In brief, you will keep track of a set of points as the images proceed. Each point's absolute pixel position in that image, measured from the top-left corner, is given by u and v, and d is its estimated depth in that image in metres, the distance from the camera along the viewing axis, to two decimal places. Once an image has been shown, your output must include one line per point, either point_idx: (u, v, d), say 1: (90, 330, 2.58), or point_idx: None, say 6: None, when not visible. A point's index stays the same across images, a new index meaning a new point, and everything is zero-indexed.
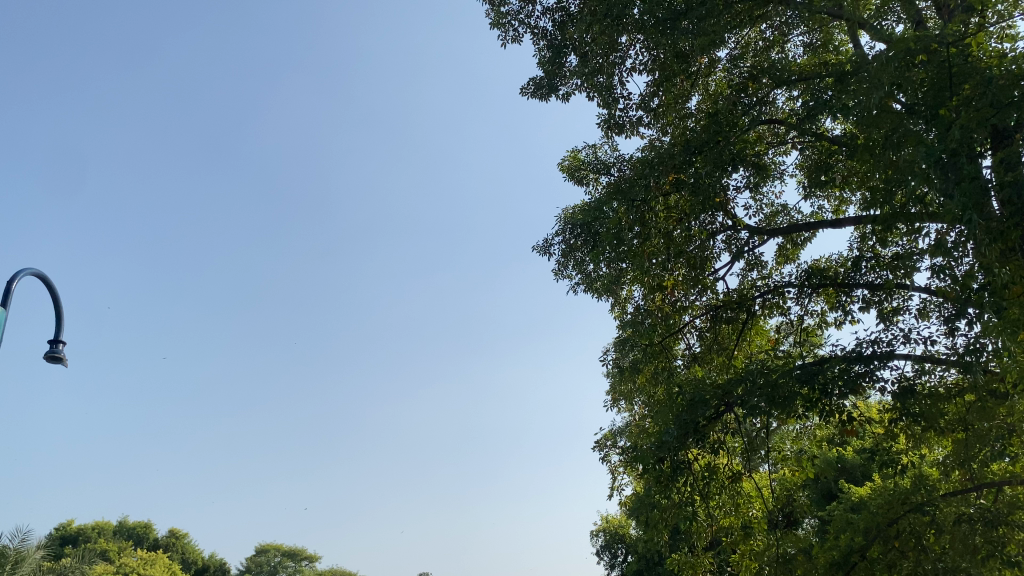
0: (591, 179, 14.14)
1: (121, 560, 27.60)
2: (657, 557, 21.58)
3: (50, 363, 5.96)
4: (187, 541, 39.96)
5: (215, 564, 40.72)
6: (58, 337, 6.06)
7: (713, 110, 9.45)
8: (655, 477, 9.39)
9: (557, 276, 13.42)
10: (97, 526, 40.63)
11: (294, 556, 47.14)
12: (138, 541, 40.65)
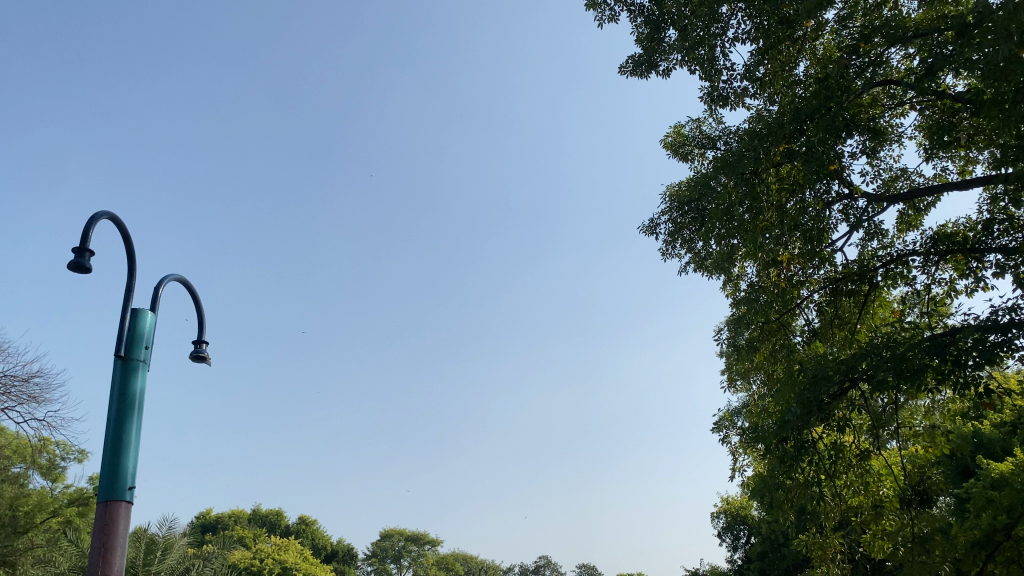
0: (696, 154, 13.84)
1: (258, 545, 29.10)
2: (782, 538, 21.05)
3: (195, 362, 6.31)
4: (316, 528, 41.75)
5: (342, 548, 42.32)
6: (200, 337, 6.39)
7: (822, 75, 9.09)
8: (778, 457, 9.14)
9: (665, 256, 13.21)
10: (233, 514, 42.94)
11: (417, 541, 48.52)
12: (271, 527, 42.78)
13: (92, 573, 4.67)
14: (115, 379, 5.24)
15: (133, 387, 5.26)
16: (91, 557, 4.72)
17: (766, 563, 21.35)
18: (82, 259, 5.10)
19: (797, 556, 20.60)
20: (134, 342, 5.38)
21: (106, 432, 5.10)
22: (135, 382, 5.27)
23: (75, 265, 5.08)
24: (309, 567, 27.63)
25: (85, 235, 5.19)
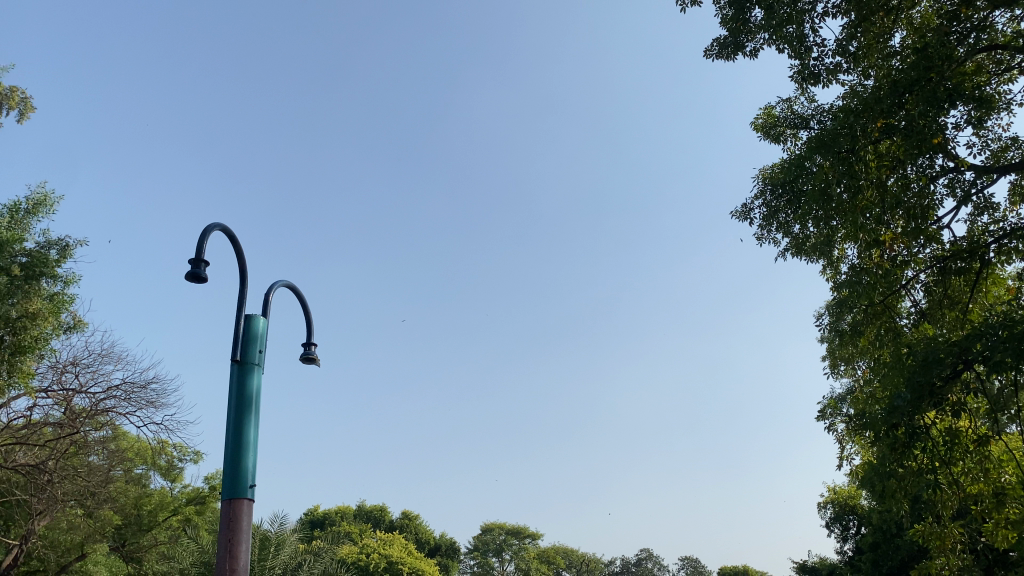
0: (788, 135, 13.47)
1: (364, 541, 29.89)
2: (895, 528, 20.29)
3: (306, 363, 6.53)
4: (419, 522, 42.61)
5: (445, 543, 43.01)
6: (309, 340, 6.61)
7: (920, 45, 8.69)
8: (889, 444, 8.82)
9: (760, 240, 12.92)
10: (339, 510, 44.28)
11: (517, 535, 48.80)
12: (376, 523, 43.88)
13: (221, 567, 4.90)
14: (233, 381, 5.49)
15: (250, 387, 5.49)
16: (218, 552, 4.95)
17: (877, 554, 20.62)
18: (198, 270, 5.35)
19: (911, 547, 19.81)
20: (249, 345, 5.62)
21: (228, 432, 5.34)
22: (251, 383, 5.51)
23: (193, 275, 5.33)
24: (414, 561, 28.11)
25: (200, 246, 5.45)
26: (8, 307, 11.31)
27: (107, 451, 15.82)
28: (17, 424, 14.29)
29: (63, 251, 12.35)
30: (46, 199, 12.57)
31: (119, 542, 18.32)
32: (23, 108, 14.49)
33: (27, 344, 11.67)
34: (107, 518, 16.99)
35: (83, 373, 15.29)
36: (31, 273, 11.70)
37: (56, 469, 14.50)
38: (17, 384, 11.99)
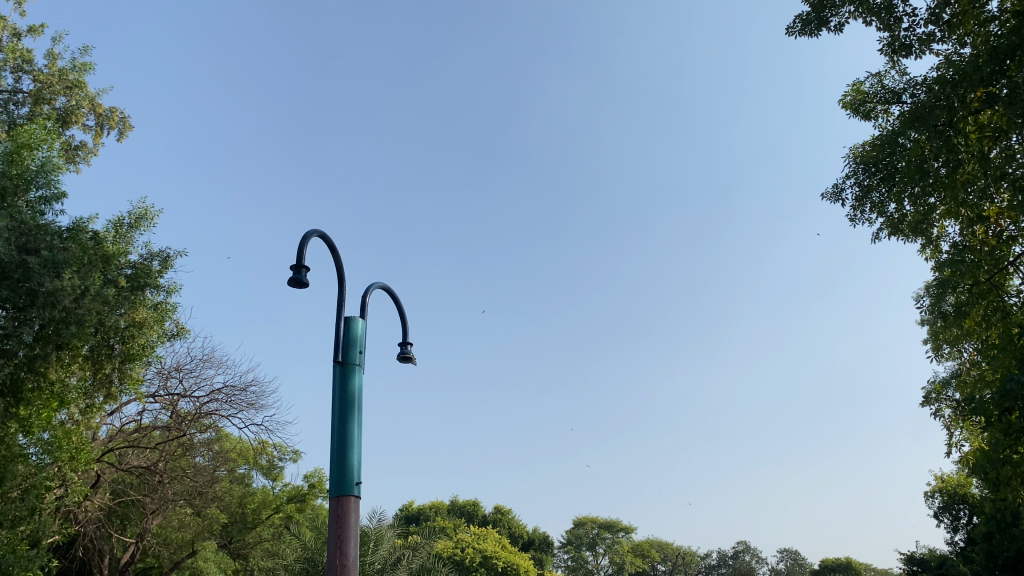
0: (879, 111, 12.97)
1: (459, 535, 30.30)
2: (1010, 517, 19.32)
3: (403, 363, 6.63)
4: (512, 517, 43.02)
5: (538, 536, 43.17)
6: (405, 340, 6.71)
7: (1021, 7, 8.21)
8: (1002, 430, 8.38)
9: (853, 222, 12.48)
10: (433, 505, 45.10)
11: (611, 528, 48.46)
12: (469, 518, 44.43)
13: (331, 562, 5.01)
14: (336, 382, 5.63)
15: (352, 387, 5.63)
16: (330, 548, 5.07)
17: (992, 545, 19.70)
18: (299, 275, 5.50)
19: None
20: (350, 347, 5.75)
21: (332, 431, 5.47)
22: (353, 383, 5.63)
23: (295, 281, 5.48)
24: (509, 555, 28.49)
25: (300, 252, 5.60)
26: (117, 317, 11.89)
27: (212, 452, 16.47)
28: (129, 428, 15.04)
29: (164, 262, 12.90)
30: (146, 213, 13.15)
31: (227, 539, 19.23)
32: (123, 127, 15.21)
33: (136, 352, 12.27)
34: (215, 516, 17.74)
35: (186, 378, 15.95)
36: (135, 284, 12.25)
37: (166, 471, 15.19)
38: (127, 390, 12.64)
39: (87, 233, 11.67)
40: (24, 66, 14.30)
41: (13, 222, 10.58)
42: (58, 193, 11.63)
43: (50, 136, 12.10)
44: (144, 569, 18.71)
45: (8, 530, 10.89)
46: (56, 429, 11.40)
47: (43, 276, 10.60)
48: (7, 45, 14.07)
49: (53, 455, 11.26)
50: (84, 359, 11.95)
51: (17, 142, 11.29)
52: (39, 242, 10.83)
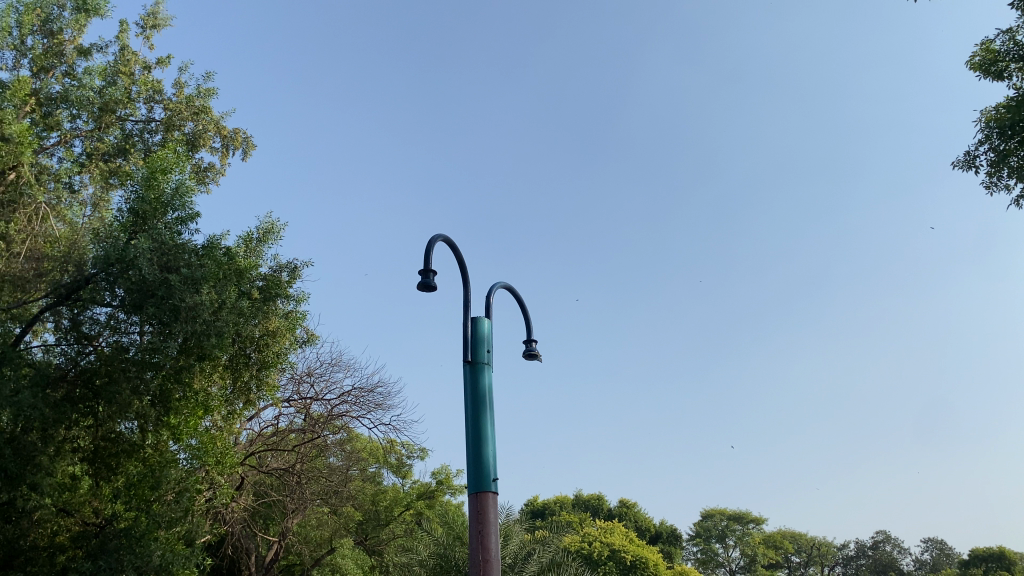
0: (1013, 70, 12.14)
1: (585, 529, 30.37)
2: None
3: (529, 360, 6.69)
4: (638, 510, 43.03)
5: (665, 529, 42.65)
6: (529, 337, 6.77)
7: None
8: None
9: (989, 190, 11.73)
10: (557, 500, 45.38)
11: (740, 520, 47.33)
12: (595, 512, 44.42)
13: (474, 557, 5.13)
14: (467, 381, 5.77)
15: (483, 385, 5.74)
16: (472, 543, 5.19)
17: None
18: (428, 279, 5.65)
19: None
20: (478, 346, 5.87)
21: (467, 429, 5.61)
22: (483, 381, 5.75)
23: (423, 285, 5.64)
24: (638, 548, 28.16)
25: (426, 257, 5.76)
26: (252, 326, 12.53)
27: (343, 451, 17.12)
28: (268, 432, 15.85)
29: (293, 272, 13.51)
30: (273, 227, 13.80)
31: (363, 536, 19.84)
32: (246, 147, 16.00)
33: (271, 359, 12.92)
34: (350, 514, 18.43)
35: (317, 382, 16.65)
36: (267, 295, 12.85)
37: (303, 471, 15.95)
38: (265, 396, 13.29)
39: (221, 249, 12.34)
40: (155, 96, 15.26)
41: (154, 243, 11.42)
42: (192, 213, 12.34)
43: (182, 160, 12.83)
44: (288, 566, 19.66)
45: (166, 530, 11.48)
46: (202, 436, 12.07)
47: (183, 292, 11.28)
48: (140, 78, 15.05)
49: (201, 459, 11.99)
50: (224, 368, 12.63)
51: (152, 168, 12.06)
52: (179, 260, 11.54)
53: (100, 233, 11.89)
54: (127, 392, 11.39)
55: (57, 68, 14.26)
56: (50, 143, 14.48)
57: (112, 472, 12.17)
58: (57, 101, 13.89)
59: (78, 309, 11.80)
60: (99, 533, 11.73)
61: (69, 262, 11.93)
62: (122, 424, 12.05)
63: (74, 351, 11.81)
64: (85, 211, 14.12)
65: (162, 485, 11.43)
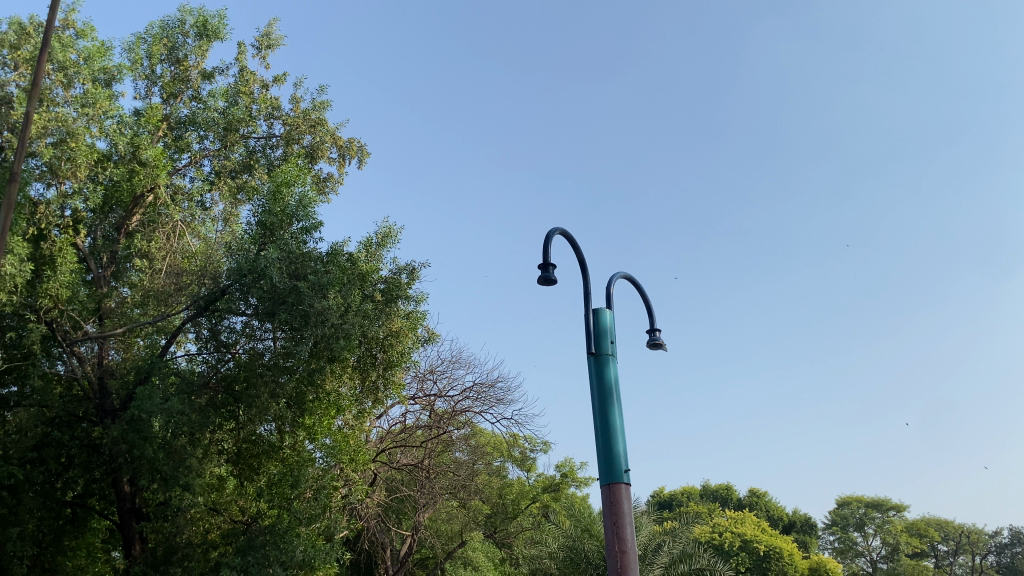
0: None
1: (715, 520, 29.88)
2: None
3: (653, 349, 6.60)
4: (768, 500, 42.22)
5: (799, 518, 41.25)
6: (653, 326, 6.68)
7: None
8: None
9: None
10: (684, 491, 44.85)
11: (879, 507, 45.32)
12: (723, 502, 43.57)
13: (611, 548, 5.14)
14: (592, 372, 5.76)
15: (609, 376, 5.72)
16: (607, 534, 5.19)
17: None
18: (548, 273, 5.67)
19: None
20: (602, 337, 5.85)
21: (596, 421, 5.60)
22: (609, 372, 5.73)
23: (544, 280, 5.67)
24: (770, 538, 27.34)
25: (545, 251, 5.77)
26: (377, 329, 12.90)
27: (469, 446, 17.35)
28: (396, 429, 16.37)
29: (411, 274, 13.86)
30: (391, 231, 14.18)
31: (492, 529, 20.09)
32: (361, 155, 16.53)
33: (396, 359, 13.27)
34: (478, 508, 18.76)
35: (439, 379, 17.03)
36: (389, 297, 13.16)
37: (431, 466, 16.39)
38: (392, 394, 13.66)
39: (344, 255, 12.78)
40: (274, 113, 15.95)
41: (282, 253, 11.98)
42: (315, 222, 12.83)
43: (303, 172, 13.38)
44: (422, 559, 20.29)
45: (306, 526, 11.98)
46: (336, 434, 12.69)
47: (312, 298, 11.77)
48: (259, 97, 15.76)
49: (336, 457, 12.48)
50: (353, 369, 13.09)
51: (277, 182, 12.64)
52: (306, 268, 12.03)
53: (233, 246, 12.56)
54: (265, 396, 11.97)
55: (184, 93, 15.11)
56: (182, 165, 15.39)
57: (254, 473, 12.81)
58: (186, 124, 14.76)
59: (216, 319, 12.49)
60: (246, 530, 12.43)
61: (206, 274, 12.62)
62: (261, 427, 12.65)
63: (214, 359, 12.65)
64: (217, 227, 14.87)
65: (301, 483, 11.93)
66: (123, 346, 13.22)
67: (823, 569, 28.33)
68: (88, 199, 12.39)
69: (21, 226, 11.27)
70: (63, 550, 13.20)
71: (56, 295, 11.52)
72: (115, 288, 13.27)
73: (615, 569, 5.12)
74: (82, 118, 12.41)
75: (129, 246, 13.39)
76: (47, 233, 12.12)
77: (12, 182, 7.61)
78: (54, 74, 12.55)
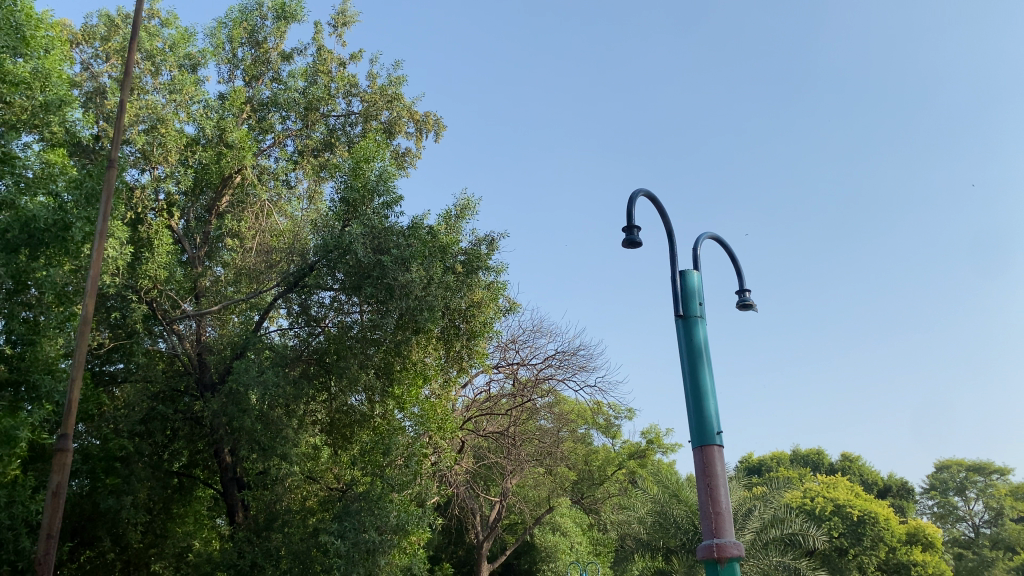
0: None
1: (807, 485, 29.38)
2: None
3: (743, 311, 6.47)
4: (862, 464, 41.22)
5: (896, 483, 40.13)
6: (742, 287, 6.54)
7: None
8: None
9: None
10: (774, 456, 44.16)
11: (982, 471, 43.61)
12: (814, 467, 42.74)
13: (705, 509, 5.11)
14: (681, 334, 5.71)
15: (698, 338, 5.65)
16: (700, 495, 5.16)
17: None
18: (633, 236, 5.62)
19: None
20: (689, 299, 5.78)
21: (686, 383, 5.55)
22: (698, 333, 5.66)
23: (629, 243, 5.62)
24: (864, 503, 26.67)
25: (629, 213, 5.71)
26: (459, 300, 12.99)
27: (553, 414, 17.40)
28: (481, 398, 16.58)
29: (491, 245, 13.94)
30: (469, 203, 14.27)
31: (579, 496, 20.26)
32: (438, 128, 16.63)
33: (478, 329, 13.34)
34: (564, 475, 18.86)
35: (522, 349, 17.17)
36: (470, 268, 13.20)
37: (517, 434, 16.62)
38: (476, 363, 13.80)
39: (425, 228, 12.88)
40: (352, 90, 16.18)
41: (366, 228, 12.17)
42: (396, 196, 12.98)
43: (382, 147, 13.53)
44: (511, 525, 20.64)
45: (399, 493, 12.23)
46: (424, 403, 12.92)
47: (396, 271, 11.95)
48: (337, 75, 16.00)
49: (425, 425, 12.80)
50: (437, 340, 13.26)
51: (357, 158, 12.84)
52: (388, 242, 12.21)
53: (319, 223, 12.87)
54: (355, 367, 12.42)
55: (265, 75, 15.46)
56: (267, 145, 15.80)
57: (348, 441, 13.33)
58: (268, 106, 15.11)
59: (305, 295, 12.82)
60: (341, 497, 12.86)
61: (295, 251, 12.97)
62: (353, 397, 13.12)
63: (305, 333, 13.02)
64: (303, 205, 15.26)
65: (392, 451, 12.26)
66: (220, 324, 13.74)
67: (921, 534, 27.53)
68: (181, 182, 12.83)
69: (120, 211, 11.80)
70: (172, 518, 13.94)
71: (155, 275, 12.09)
72: (209, 267, 13.81)
73: (709, 530, 5.09)
74: (171, 104, 12.86)
75: (220, 227, 13.92)
76: (144, 217, 12.66)
77: (109, 169, 7.97)
78: (142, 62, 13.05)
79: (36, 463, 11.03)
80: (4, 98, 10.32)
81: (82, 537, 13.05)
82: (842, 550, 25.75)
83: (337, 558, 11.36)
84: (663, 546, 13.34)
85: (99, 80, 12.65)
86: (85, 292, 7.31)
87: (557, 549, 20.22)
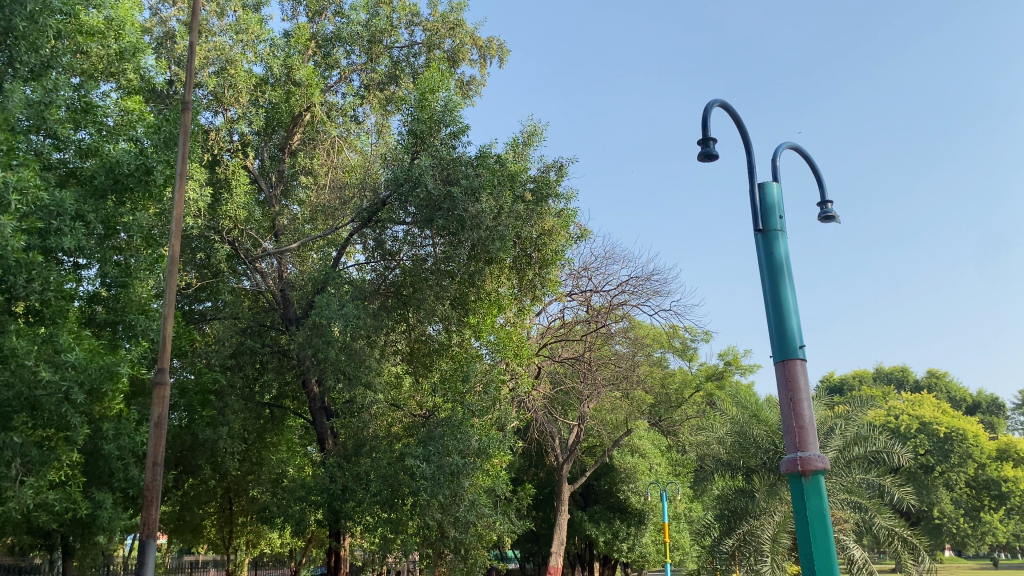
0: None
1: (891, 402, 28.85)
2: None
3: (826, 222, 6.27)
4: (948, 381, 40.21)
5: (985, 399, 39.01)
6: (824, 199, 6.31)
7: None
8: None
9: None
10: (856, 375, 43.45)
11: None
12: (899, 385, 41.90)
13: (789, 424, 5.08)
14: (761, 248, 5.58)
15: (779, 252, 5.52)
16: (783, 411, 5.13)
17: None
18: (708, 149, 5.48)
19: None
20: (769, 213, 5.63)
21: (767, 299, 5.44)
22: (780, 247, 5.53)
23: (705, 155, 5.48)
24: (952, 420, 25.98)
25: (704, 125, 5.55)
26: (530, 228, 12.95)
27: (628, 339, 17.32)
28: (556, 325, 16.67)
29: (560, 171, 13.81)
30: (536, 129, 14.12)
31: (657, 418, 20.38)
32: (501, 54, 16.37)
33: (550, 257, 13.28)
34: (642, 399, 18.95)
35: (594, 275, 17.12)
36: (540, 195, 13.11)
37: (592, 359, 16.77)
38: (550, 291, 13.80)
39: (493, 157, 12.77)
40: (414, 19, 15.99)
41: (435, 160, 12.22)
42: (462, 126, 12.90)
43: (447, 77, 13.37)
44: (590, 447, 21.02)
45: (480, 418, 12.54)
46: (500, 331, 13.00)
47: (467, 203, 11.97)
48: (398, 5, 15.80)
49: (502, 353, 12.96)
50: (510, 269, 13.29)
51: (422, 90, 12.74)
52: (457, 173, 12.17)
53: (389, 157, 12.97)
54: (431, 298, 12.66)
55: (327, 9, 15.40)
56: (334, 81, 15.86)
57: (428, 369, 13.60)
58: (333, 41, 15.12)
59: (379, 230, 13.03)
60: (425, 423, 13.25)
61: (366, 187, 13.10)
62: (430, 327, 13.37)
63: (382, 267, 13.25)
64: (372, 139, 15.34)
65: (472, 378, 12.46)
66: (299, 261, 13.99)
67: (1013, 450, 26.78)
68: (252, 123, 13.04)
69: (197, 153, 12.10)
70: (267, 446, 14.64)
71: (235, 215, 12.41)
72: (286, 206, 14.11)
73: (792, 444, 5.07)
74: (238, 45, 12.99)
75: (293, 165, 14.20)
76: (220, 158, 12.96)
77: (183, 113, 8.11)
78: (208, 5, 13.17)
79: (138, 397, 11.67)
80: (81, 48, 10.55)
81: (185, 466, 13.86)
82: (928, 467, 25.55)
83: (424, 481, 11.75)
84: (743, 465, 13.34)
85: (167, 25, 12.77)
86: (170, 234, 7.54)
87: (637, 470, 20.50)
